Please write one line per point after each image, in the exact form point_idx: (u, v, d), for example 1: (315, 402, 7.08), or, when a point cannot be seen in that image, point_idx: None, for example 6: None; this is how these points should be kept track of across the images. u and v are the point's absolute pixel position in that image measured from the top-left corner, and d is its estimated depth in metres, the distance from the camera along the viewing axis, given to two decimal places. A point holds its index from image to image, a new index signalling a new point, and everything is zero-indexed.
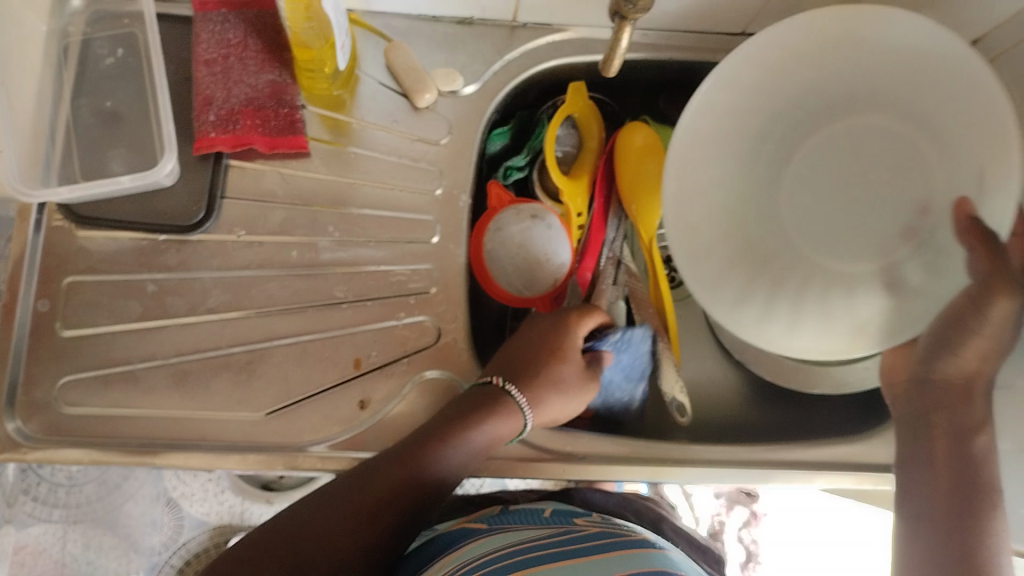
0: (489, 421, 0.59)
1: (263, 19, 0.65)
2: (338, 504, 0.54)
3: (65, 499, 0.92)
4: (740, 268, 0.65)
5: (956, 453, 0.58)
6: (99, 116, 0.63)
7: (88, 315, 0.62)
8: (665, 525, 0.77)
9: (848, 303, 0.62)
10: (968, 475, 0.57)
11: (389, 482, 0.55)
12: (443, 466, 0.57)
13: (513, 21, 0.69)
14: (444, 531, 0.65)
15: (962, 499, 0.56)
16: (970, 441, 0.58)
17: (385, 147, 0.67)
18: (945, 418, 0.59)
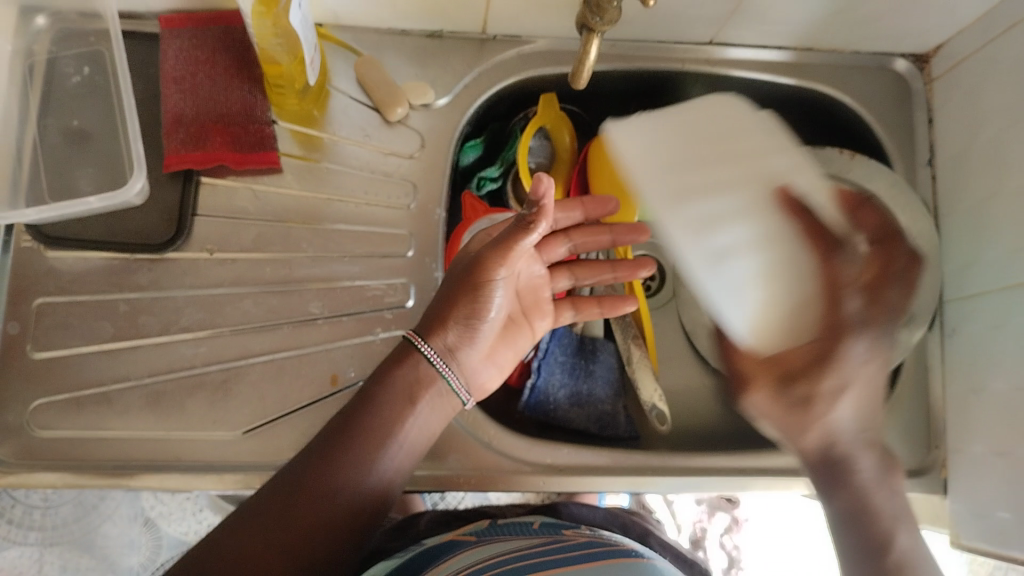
0: (417, 401, 0.56)
1: (232, 35, 0.65)
2: (251, 528, 0.49)
3: (40, 522, 0.95)
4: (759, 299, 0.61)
5: (846, 510, 0.49)
6: (67, 135, 0.63)
7: (59, 336, 0.61)
8: (651, 539, 0.75)
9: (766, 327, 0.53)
10: (880, 542, 0.47)
11: (309, 477, 0.51)
12: (363, 444, 0.53)
13: (483, 34, 0.69)
14: (428, 547, 0.64)
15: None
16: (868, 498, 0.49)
17: (358, 161, 0.67)
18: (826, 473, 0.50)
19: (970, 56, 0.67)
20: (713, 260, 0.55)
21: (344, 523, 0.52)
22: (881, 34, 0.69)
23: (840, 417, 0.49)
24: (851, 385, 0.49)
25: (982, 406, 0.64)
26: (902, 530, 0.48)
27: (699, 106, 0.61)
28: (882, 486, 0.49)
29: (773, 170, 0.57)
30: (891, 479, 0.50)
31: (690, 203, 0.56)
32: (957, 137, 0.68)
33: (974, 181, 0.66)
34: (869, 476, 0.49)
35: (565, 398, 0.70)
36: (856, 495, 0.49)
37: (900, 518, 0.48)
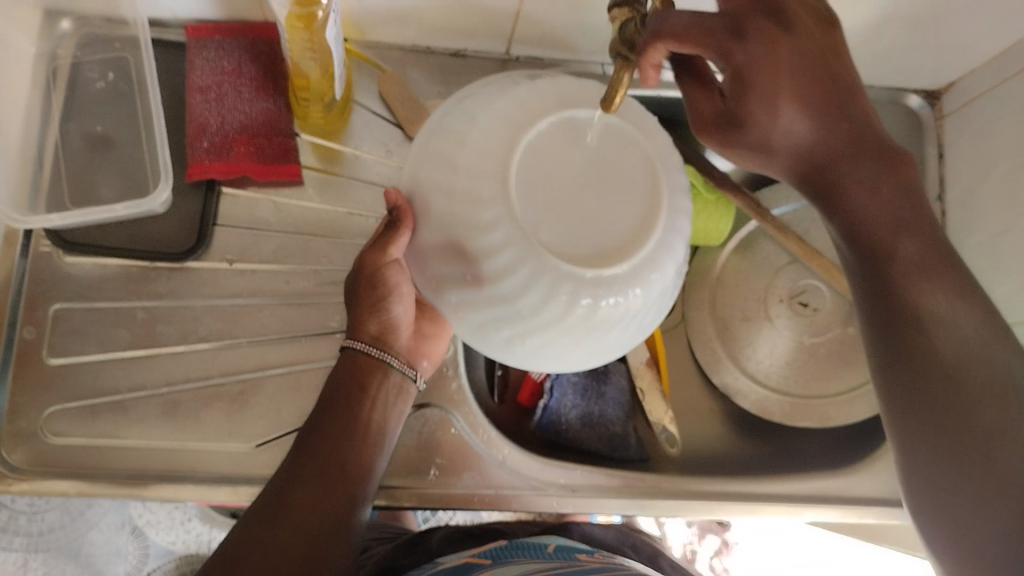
0: (370, 389, 0.55)
1: (259, 47, 0.65)
2: (255, 530, 0.49)
3: (25, 527, 0.94)
4: (550, 343, 0.45)
5: (852, 216, 0.48)
6: (90, 142, 0.63)
7: (75, 343, 0.61)
8: (662, 560, 0.76)
9: (555, 354, 0.46)
10: (917, 289, 0.46)
11: (309, 479, 0.51)
12: (344, 437, 0.53)
13: (505, 55, 0.70)
14: (443, 568, 0.64)
15: (965, 388, 0.44)
16: (881, 237, 0.47)
17: (377, 176, 0.67)
18: (843, 175, 0.48)
19: (985, 94, 0.68)
20: (467, 322, 0.47)
21: (337, 509, 0.52)
22: (899, 68, 0.70)
23: (809, 120, 0.47)
24: (782, 101, 0.47)
25: None
26: (930, 267, 0.46)
27: (421, 150, 0.48)
28: (892, 195, 0.47)
29: (471, 236, 0.43)
30: (903, 185, 0.47)
31: (439, 256, 0.46)
32: (968, 171, 0.70)
33: (986, 214, 0.68)
34: (865, 176, 0.47)
35: (576, 419, 0.71)
36: (844, 200, 0.48)
37: (929, 244, 0.47)
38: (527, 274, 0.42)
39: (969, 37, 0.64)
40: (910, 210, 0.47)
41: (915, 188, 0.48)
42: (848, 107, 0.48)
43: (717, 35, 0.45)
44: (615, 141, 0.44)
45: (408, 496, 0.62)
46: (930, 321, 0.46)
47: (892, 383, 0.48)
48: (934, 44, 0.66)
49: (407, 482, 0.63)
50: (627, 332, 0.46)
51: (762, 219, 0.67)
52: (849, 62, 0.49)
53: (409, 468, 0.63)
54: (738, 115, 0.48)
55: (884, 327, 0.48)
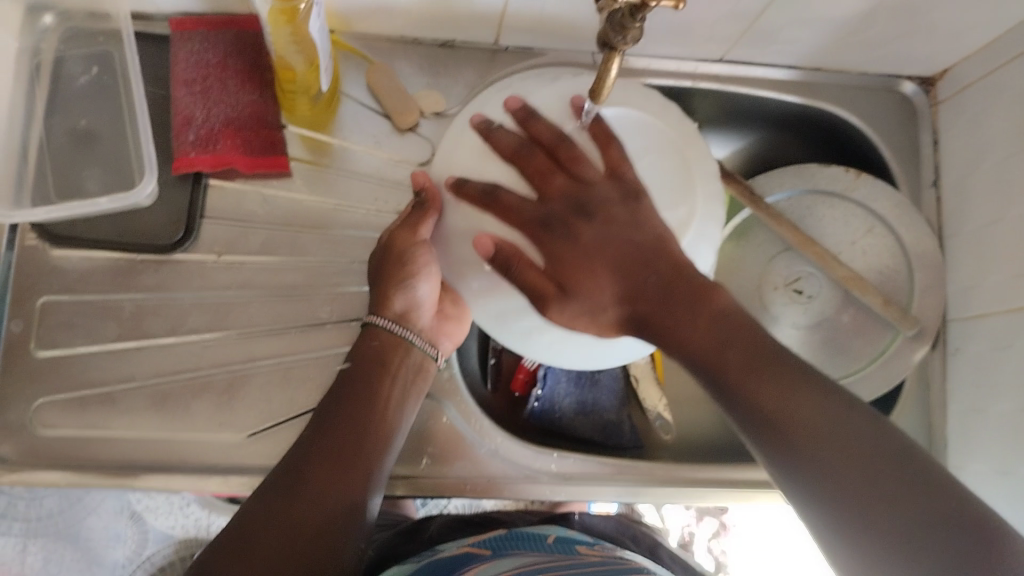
0: (391, 365, 0.56)
1: (245, 39, 0.64)
2: (273, 506, 0.48)
3: (24, 513, 0.96)
4: (568, 336, 0.50)
5: (686, 356, 0.47)
6: (75, 134, 0.62)
7: (64, 336, 0.61)
8: (660, 550, 0.77)
9: (575, 347, 0.51)
10: (778, 403, 0.44)
11: (323, 460, 0.51)
12: (360, 421, 0.53)
13: (495, 44, 0.69)
14: (443, 559, 0.65)
15: (870, 486, 0.42)
16: (712, 359, 0.46)
17: (367, 168, 0.66)
18: (665, 322, 0.47)
19: (978, 82, 0.67)
20: (486, 310, 0.51)
21: (354, 488, 0.51)
22: (891, 56, 0.70)
23: (612, 273, 0.48)
24: (600, 278, 0.48)
25: (981, 426, 0.65)
26: (767, 370, 0.45)
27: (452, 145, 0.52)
28: (712, 324, 0.47)
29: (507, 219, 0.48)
30: (718, 312, 0.47)
31: (464, 242, 0.50)
32: (963, 159, 0.69)
33: (978, 204, 0.67)
34: (683, 319, 0.47)
35: (570, 407, 0.72)
36: (673, 345, 0.47)
37: (758, 355, 0.46)
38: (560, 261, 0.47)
39: (961, 24, 0.63)
40: (732, 332, 0.47)
41: (733, 312, 0.47)
42: (657, 251, 0.47)
43: (529, 224, 0.47)
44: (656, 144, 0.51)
45: (401, 484, 0.62)
46: (799, 431, 0.44)
47: (792, 492, 0.44)
48: (924, 32, 0.65)
49: (399, 473, 0.63)
50: (635, 340, 0.51)
51: (755, 207, 0.69)
52: (646, 207, 0.48)
53: (401, 458, 0.63)
54: (558, 283, 0.48)
55: (760, 439, 0.45)
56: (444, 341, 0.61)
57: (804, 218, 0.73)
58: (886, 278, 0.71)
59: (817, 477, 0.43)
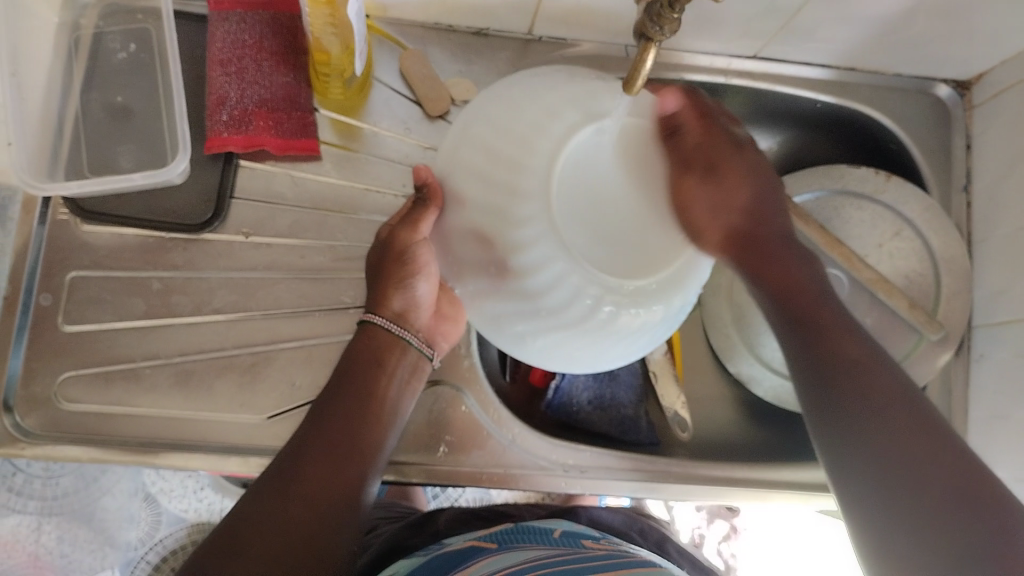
0: (387, 364, 0.56)
1: (280, 21, 0.65)
2: (269, 501, 0.48)
3: (41, 491, 0.94)
4: (568, 337, 0.46)
5: (775, 286, 0.51)
6: (109, 111, 0.63)
7: (91, 311, 0.61)
8: (669, 545, 0.77)
9: (572, 351, 0.47)
10: (850, 361, 0.49)
11: (320, 455, 0.51)
12: (357, 418, 0.53)
13: (528, 34, 0.69)
14: (451, 552, 0.65)
15: (913, 453, 0.45)
16: (795, 292, 0.52)
17: (396, 153, 0.67)
18: (766, 254, 0.52)
19: (1014, 86, 0.67)
20: (484, 312, 0.49)
21: (346, 488, 0.51)
22: (927, 58, 0.69)
23: (745, 195, 0.52)
24: (738, 190, 0.51)
25: (1004, 434, 0.65)
26: (845, 332, 0.50)
27: (460, 133, 0.48)
28: (803, 278, 0.52)
29: (500, 231, 0.44)
30: (811, 275, 0.52)
31: (464, 242, 0.47)
32: (997, 164, 0.69)
33: (1010, 209, 0.67)
34: (782, 252, 0.52)
35: (587, 401, 0.72)
36: (768, 269, 0.51)
37: (841, 320, 0.50)
38: (554, 272, 0.43)
39: (1000, 28, 0.63)
40: (817, 296, 0.52)
41: (822, 286, 0.52)
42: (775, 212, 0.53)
43: (703, 124, 0.51)
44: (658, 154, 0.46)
45: (416, 471, 0.63)
46: (866, 384, 0.48)
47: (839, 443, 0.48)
48: (963, 34, 0.64)
49: (417, 459, 0.63)
50: (638, 347, 0.48)
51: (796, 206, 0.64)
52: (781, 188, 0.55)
53: (419, 444, 0.63)
54: (710, 164, 0.50)
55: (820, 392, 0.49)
56: (439, 341, 0.61)
57: (831, 219, 0.72)
58: (912, 283, 0.71)
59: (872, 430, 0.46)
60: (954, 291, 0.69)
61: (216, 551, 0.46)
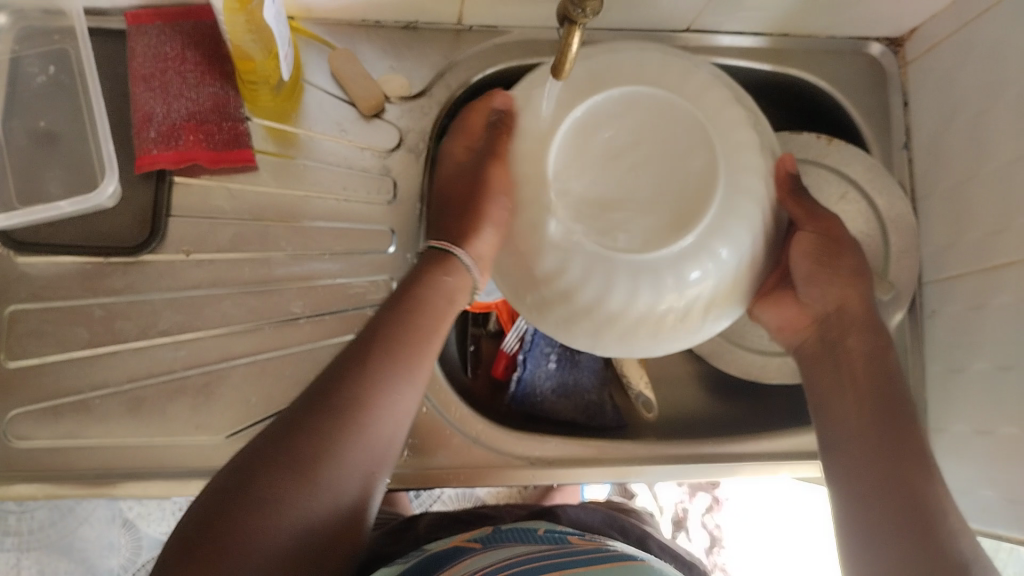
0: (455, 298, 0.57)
1: (202, 31, 0.63)
2: (308, 421, 0.47)
3: (15, 527, 0.95)
4: (553, 303, 0.53)
5: (874, 371, 0.55)
6: (34, 137, 0.61)
7: (33, 344, 0.60)
8: (651, 542, 0.77)
9: (558, 316, 0.54)
10: (877, 412, 0.54)
11: (360, 379, 0.50)
12: (401, 353, 0.52)
13: (458, 24, 0.68)
14: (433, 553, 0.64)
15: (899, 492, 0.50)
16: (873, 373, 0.55)
17: (335, 157, 0.65)
18: (859, 341, 0.57)
19: (946, 40, 0.67)
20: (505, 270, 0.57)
21: (389, 425, 0.50)
22: (859, 18, 0.69)
23: (847, 283, 0.58)
24: (843, 280, 0.58)
25: (961, 386, 0.65)
26: (896, 419, 0.53)
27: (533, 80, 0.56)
28: (881, 361, 0.56)
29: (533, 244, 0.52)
30: (884, 361, 0.56)
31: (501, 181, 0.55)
32: (935, 119, 0.69)
33: (950, 163, 0.67)
34: (871, 348, 0.56)
35: (551, 390, 0.71)
36: (857, 358, 0.56)
37: (893, 406, 0.54)
38: (582, 271, 0.50)
39: None
40: (891, 386, 0.55)
41: (895, 372, 0.55)
42: (876, 322, 0.57)
43: (822, 237, 0.57)
44: (678, 131, 0.52)
45: None
46: (899, 463, 0.51)
47: (849, 498, 0.52)
48: None
49: None
50: (614, 343, 0.54)
51: None
52: (862, 268, 0.59)
53: None
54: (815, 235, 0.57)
55: (851, 455, 0.53)
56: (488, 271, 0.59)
57: None
58: None
59: (889, 498, 0.50)
60: (903, 250, 0.69)
61: (251, 463, 0.46)
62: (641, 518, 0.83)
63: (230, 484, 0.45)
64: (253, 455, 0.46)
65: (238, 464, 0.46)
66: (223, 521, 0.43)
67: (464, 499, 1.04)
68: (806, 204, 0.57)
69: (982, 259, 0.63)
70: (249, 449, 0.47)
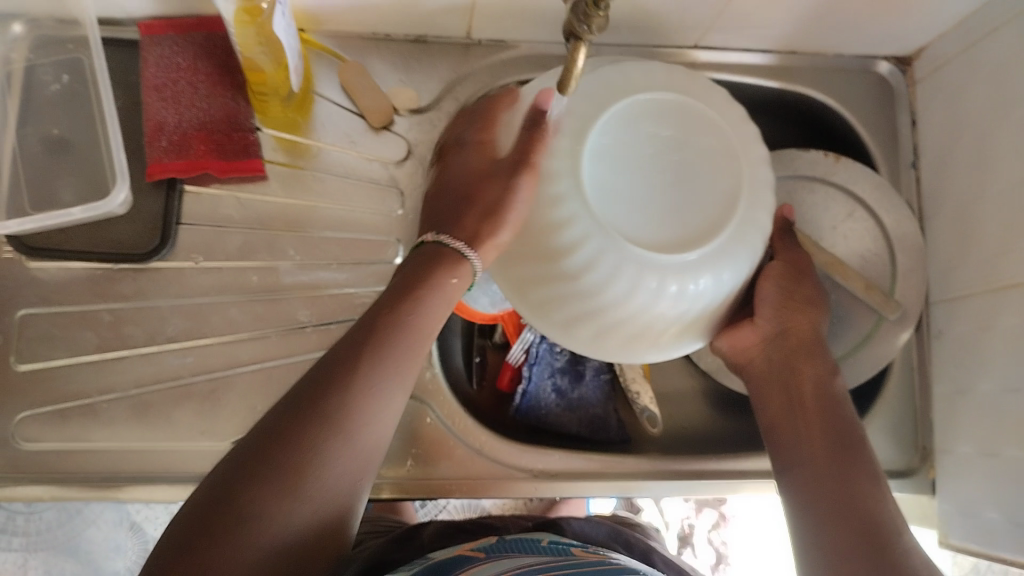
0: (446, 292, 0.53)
1: (214, 42, 0.64)
2: (289, 432, 0.45)
3: (24, 527, 0.95)
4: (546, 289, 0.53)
5: (822, 398, 0.56)
6: (47, 145, 0.62)
7: (42, 348, 0.61)
8: (655, 556, 0.77)
9: (549, 300, 0.54)
10: (828, 432, 0.54)
11: (343, 388, 0.47)
12: (385, 356, 0.49)
13: (467, 39, 0.69)
14: (434, 562, 0.64)
15: (853, 513, 0.50)
16: (825, 400, 0.56)
17: (344, 168, 0.66)
18: (809, 368, 0.57)
19: (954, 59, 0.67)
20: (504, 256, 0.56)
21: (375, 437, 0.48)
22: (867, 36, 0.69)
23: (806, 309, 0.59)
24: (801, 307, 0.59)
25: (967, 407, 0.65)
26: (846, 443, 0.54)
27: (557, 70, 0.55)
28: (832, 389, 0.57)
29: (545, 211, 0.52)
30: (832, 388, 0.57)
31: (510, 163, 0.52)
32: (942, 139, 0.69)
33: (957, 182, 0.67)
34: (821, 375, 0.57)
35: (556, 403, 0.72)
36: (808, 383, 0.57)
37: (841, 431, 0.54)
38: (606, 263, 0.50)
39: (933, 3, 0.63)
40: (839, 412, 0.56)
41: (843, 401, 0.56)
42: (825, 350, 0.58)
43: (788, 266, 0.59)
44: (712, 149, 0.52)
45: (386, 486, 0.62)
46: (853, 486, 0.51)
47: (803, 519, 0.52)
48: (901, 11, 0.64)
49: (385, 472, 0.63)
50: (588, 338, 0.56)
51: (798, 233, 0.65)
52: (818, 298, 0.60)
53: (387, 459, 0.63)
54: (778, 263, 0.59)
55: (802, 479, 0.53)
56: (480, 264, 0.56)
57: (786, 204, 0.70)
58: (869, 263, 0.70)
59: (843, 517, 0.50)
60: (911, 269, 0.68)
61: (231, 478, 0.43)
62: (645, 533, 0.83)
63: (211, 500, 0.42)
64: (234, 467, 0.44)
65: (216, 479, 0.44)
66: (207, 539, 0.41)
67: (470, 510, 1.05)
68: (787, 243, 0.61)
69: (988, 278, 0.63)
70: (227, 461, 0.44)
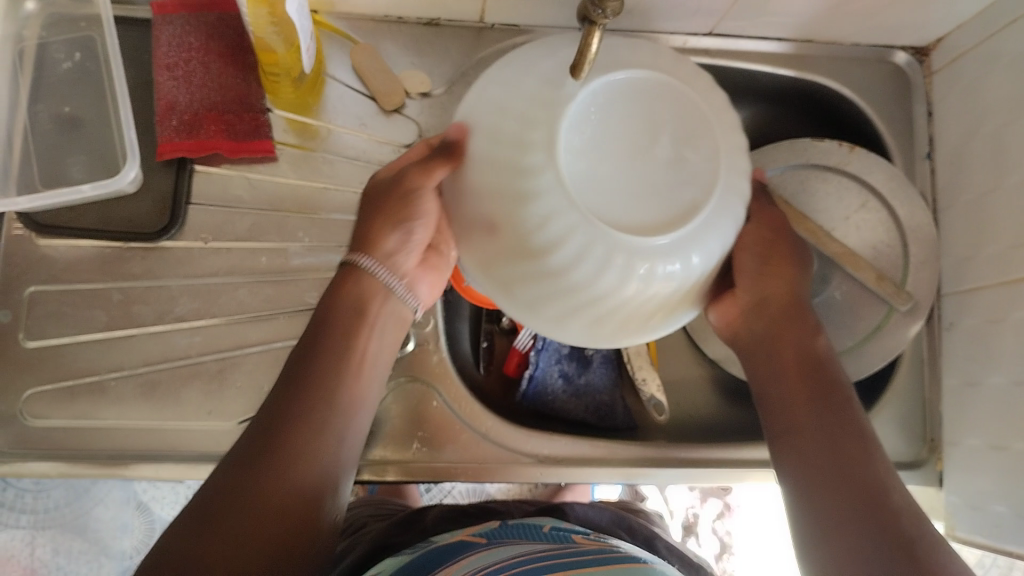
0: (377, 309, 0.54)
1: (225, 22, 0.64)
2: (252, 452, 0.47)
3: (32, 505, 0.95)
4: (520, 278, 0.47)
5: (806, 360, 0.55)
6: (58, 123, 0.62)
7: (51, 325, 0.61)
8: (658, 543, 0.77)
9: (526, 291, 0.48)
10: (813, 394, 0.54)
11: (303, 404, 0.49)
12: (339, 373, 0.51)
13: (480, 22, 0.68)
14: (438, 546, 0.65)
15: (842, 475, 0.49)
16: (809, 363, 0.55)
17: (355, 150, 0.66)
18: (793, 331, 0.56)
19: (972, 50, 0.66)
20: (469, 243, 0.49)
21: (337, 445, 0.50)
22: (884, 26, 0.68)
23: (790, 275, 0.56)
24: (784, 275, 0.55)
25: (977, 400, 0.65)
26: (830, 401, 0.53)
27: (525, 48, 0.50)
28: (816, 350, 0.56)
29: (514, 201, 0.45)
30: (816, 349, 0.56)
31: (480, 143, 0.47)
32: (958, 131, 0.68)
33: (972, 175, 0.66)
34: (805, 340, 0.56)
35: (562, 389, 0.72)
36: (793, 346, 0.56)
37: (826, 391, 0.54)
38: (578, 245, 0.44)
39: None
40: (824, 371, 0.55)
41: (829, 361, 0.56)
42: (810, 313, 0.57)
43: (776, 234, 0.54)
44: (694, 122, 0.46)
45: (391, 469, 0.62)
46: (841, 446, 0.51)
47: (795, 485, 0.51)
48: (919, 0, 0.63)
49: (391, 455, 0.63)
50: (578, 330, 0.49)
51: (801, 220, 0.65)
52: (802, 264, 0.57)
53: (391, 443, 0.63)
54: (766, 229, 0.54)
55: (791, 443, 0.53)
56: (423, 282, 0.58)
57: (798, 193, 0.70)
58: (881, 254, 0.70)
59: (835, 479, 0.49)
60: (923, 261, 0.68)
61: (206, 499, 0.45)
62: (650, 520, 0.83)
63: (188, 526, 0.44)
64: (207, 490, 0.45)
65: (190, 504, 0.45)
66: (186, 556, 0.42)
67: (475, 494, 1.05)
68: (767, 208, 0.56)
69: (1001, 272, 0.62)
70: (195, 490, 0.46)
